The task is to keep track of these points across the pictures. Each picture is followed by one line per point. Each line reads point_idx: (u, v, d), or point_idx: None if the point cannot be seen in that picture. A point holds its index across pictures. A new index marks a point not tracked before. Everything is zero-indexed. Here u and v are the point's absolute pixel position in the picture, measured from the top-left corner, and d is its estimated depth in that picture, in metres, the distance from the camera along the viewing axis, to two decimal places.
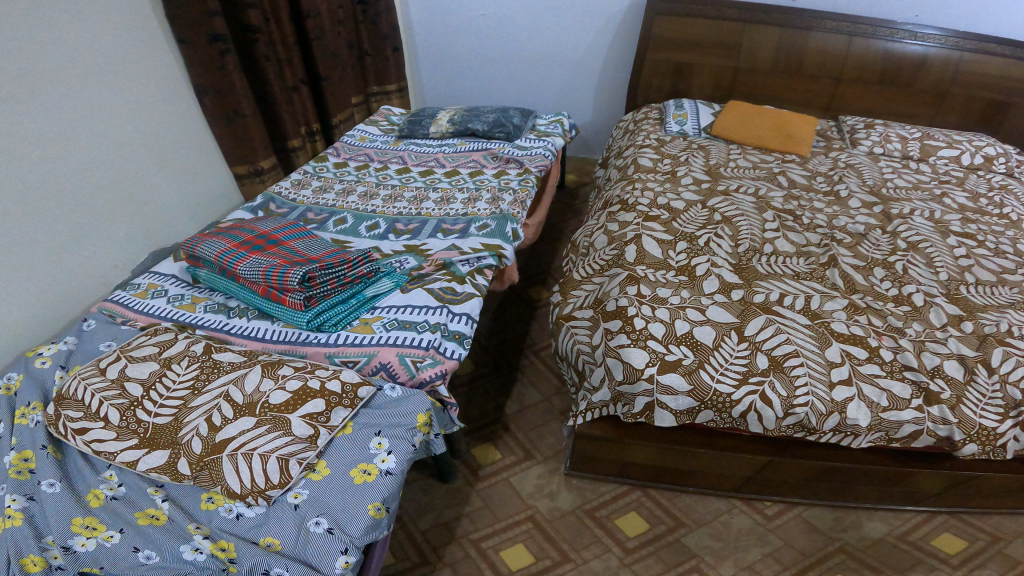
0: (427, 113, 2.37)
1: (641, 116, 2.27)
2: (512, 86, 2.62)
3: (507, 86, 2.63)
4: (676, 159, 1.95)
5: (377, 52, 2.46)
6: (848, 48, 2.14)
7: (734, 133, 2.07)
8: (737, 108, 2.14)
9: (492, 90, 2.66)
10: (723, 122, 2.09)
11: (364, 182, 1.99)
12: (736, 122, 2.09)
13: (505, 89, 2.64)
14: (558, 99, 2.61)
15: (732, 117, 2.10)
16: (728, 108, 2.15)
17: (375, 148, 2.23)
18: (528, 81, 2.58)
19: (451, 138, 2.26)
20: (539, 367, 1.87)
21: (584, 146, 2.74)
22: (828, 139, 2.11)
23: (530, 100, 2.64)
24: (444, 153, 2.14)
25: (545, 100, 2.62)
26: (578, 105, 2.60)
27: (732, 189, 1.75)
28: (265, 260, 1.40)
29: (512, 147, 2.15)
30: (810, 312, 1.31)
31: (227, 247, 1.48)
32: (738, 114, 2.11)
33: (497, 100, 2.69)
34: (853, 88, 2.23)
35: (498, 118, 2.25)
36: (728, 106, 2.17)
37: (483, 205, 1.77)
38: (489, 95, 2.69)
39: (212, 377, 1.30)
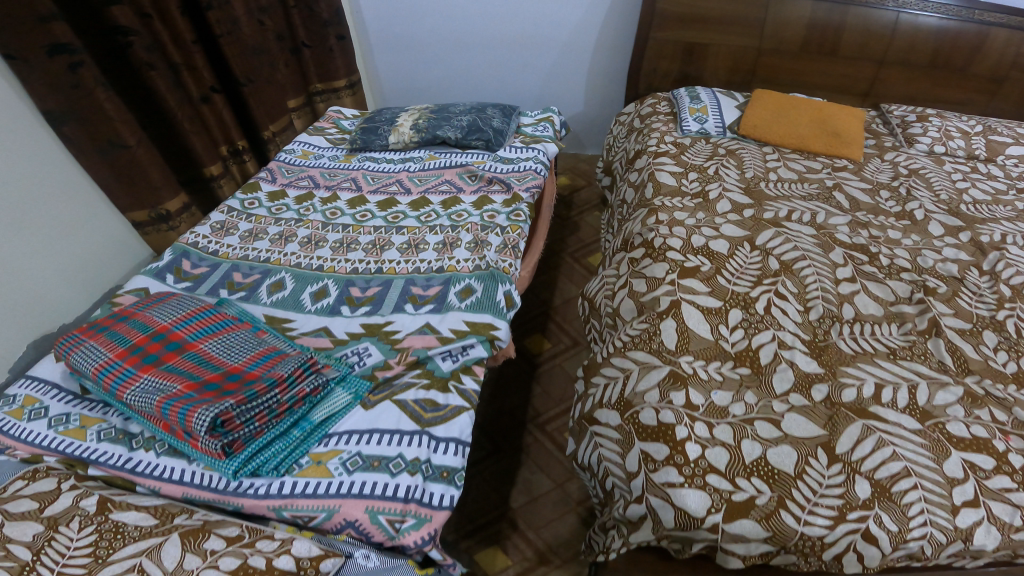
0: (388, 117, 1.88)
1: (649, 110, 1.86)
2: (485, 75, 2.14)
3: (479, 75, 2.14)
4: (702, 169, 1.56)
5: (316, 41, 1.95)
6: (896, 23, 1.72)
7: (767, 132, 1.68)
8: (766, 102, 1.74)
9: (461, 80, 2.17)
10: (753, 119, 1.70)
11: (307, 221, 1.55)
12: (768, 120, 1.69)
13: (478, 78, 2.15)
14: (543, 90, 2.14)
15: (762, 112, 1.71)
16: (756, 100, 1.75)
17: (321, 168, 1.77)
18: (504, 69, 2.10)
19: (416, 150, 1.80)
20: (546, 447, 1.54)
21: (576, 140, 2.28)
22: (875, 136, 1.75)
23: (508, 92, 2.18)
24: (409, 171, 1.69)
25: (526, 91, 2.15)
26: (567, 95, 2.14)
27: (778, 215, 1.39)
28: (162, 389, 1.09)
29: (495, 159, 1.69)
30: (920, 410, 1.05)
31: (110, 358, 1.16)
32: (768, 109, 1.72)
33: (469, 92, 2.21)
34: (899, 72, 1.83)
35: (474, 119, 1.80)
36: (754, 97, 1.77)
37: (464, 259, 1.35)
38: (458, 87, 2.20)
39: (115, 546, 0.89)
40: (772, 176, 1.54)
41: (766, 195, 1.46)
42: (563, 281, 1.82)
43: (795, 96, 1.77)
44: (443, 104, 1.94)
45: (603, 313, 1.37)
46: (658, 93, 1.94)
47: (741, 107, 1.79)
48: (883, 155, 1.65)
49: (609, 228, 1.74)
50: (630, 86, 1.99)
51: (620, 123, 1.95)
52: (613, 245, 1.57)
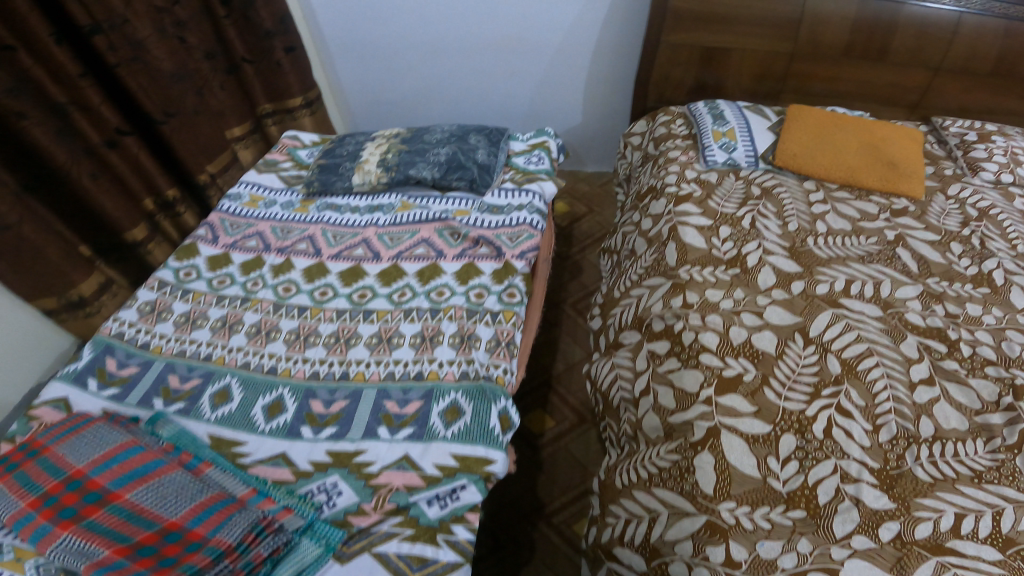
0: (348, 150, 1.55)
1: (663, 133, 1.56)
2: (464, 85, 1.80)
3: (457, 85, 1.80)
4: (733, 220, 1.28)
5: (258, 54, 1.61)
6: (959, 22, 1.40)
7: (808, 164, 1.39)
8: (806, 123, 1.44)
9: (437, 91, 1.83)
10: (792, 145, 1.40)
11: (254, 299, 1.33)
12: (810, 148, 1.40)
13: (457, 89, 1.82)
14: (534, 101, 1.81)
15: (802, 137, 1.41)
16: (792, 120, 1.45)
17: (274, 220, 1.48)
18: (487, 79, 1.77)
19: (385, 194, 1.49)
20: (554, 547, 1.33)
21: (576, 156, 1.97)
22: (930, 162, 1.47)
23: (493, 105, 1.85)
24: (378, 225, 1.41)
25: (514, 103, 1.82)
26: (562, 107, 1.81)
27: (844, 288, 1.15)
28: (83, 557, 0.87)
29: (480, 209, 1.39)
30: (1003, 539, 0.86)
31: (17, 508, 0.93)
32: (808, 132, 1.42)
33: (447, 105, 1.88)
34: (956, 80, 1.52)
35: (454, 151, 1.49)
36: (791, 115, 1.47)
37: (448, 363, 1.16)
38: (434, 98, 1.86)
39: None
40: (818, 227, 1.28)
41: (822, 258, 1.20)
42: (564, 341, 1.60)
43: (837, 114, 1.47)
44: (418, 127, 1.61)
45: (622, 418, 1.18)
46: (672, 107, 1.63)
47: (774, 128, 1.49)
48: (945, 190, 1.38)
49: (609, 278, 1.51)
50: (638, 98, 1.67)
51: (637, 147, 1.68)
52: (621, 316, 1.29)
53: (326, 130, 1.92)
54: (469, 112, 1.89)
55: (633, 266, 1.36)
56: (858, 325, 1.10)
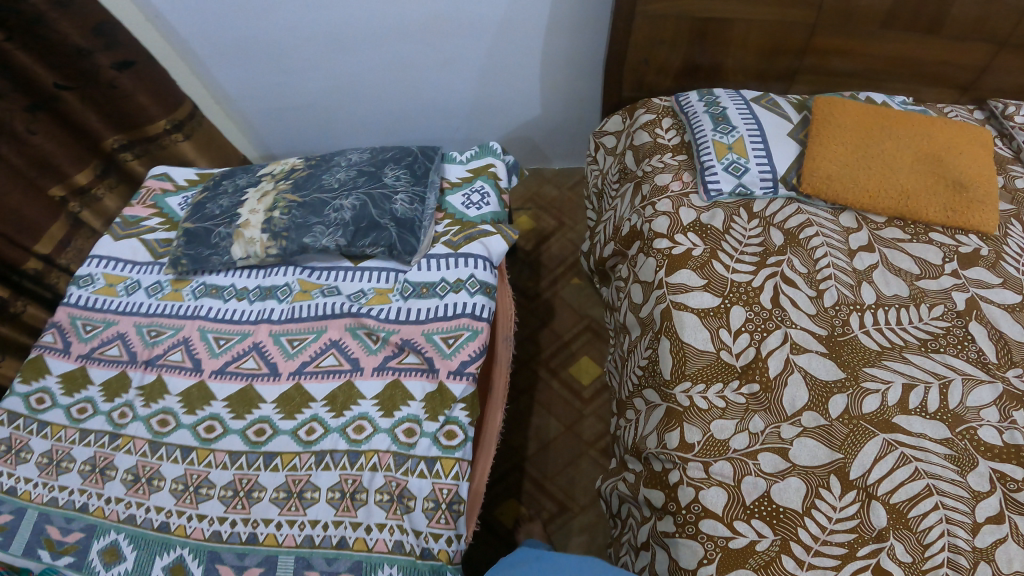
0: (223, 205, 1.13)
1: (647, 143, 1.15)
2: (378, 80, 1.34)
3: (370, 79, 1.33)
4: (749, 300, 0.94)
5: (80, 77, 1.12)
6: None
7: (845, 193, 1.03)
8: (839, 129, 1.05)
9: (346, 90, 1.37)
10: (823, 166, 1.03)
11: (122, 435, 1.05)
12: (846, 170, 1.03)
13: (371, 87, 1.36)
14: (476, 96, 1.36)
15: (835, 152, 1.03)
16: (821, 124, 1.06)
17: (138, 313, 1.12)
18: (410, 71, 1.31)
19: (279, 267, 1.11)
20: None
21: (539, 153, 1.53)
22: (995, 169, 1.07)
23: (424, 101, 1.39)
24: (271, 320, 1.06)
25: (451, 98, 1.37)
26: (513, 99, 1.36)
27: (901, 397, 0.87)
28: None
29: (406, 295, 1.03)
30: None
31: None
32: (842, 144, 1.04)
33: (365, 107, 1.42)
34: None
35: (364, 202, 1.07)
36: (818, 115, 1.07)
37: (377, 528, 0.90)
38: (345, 99, 1.40)
39: None
40: (852, 297, 0.94)
41: (874, 352, 0.90)
42: (538, 415, 1.28)
43: (881, 108, 1.07)
44: (321, 156, 1.18)
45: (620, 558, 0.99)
46: (654, 101, 1.20)
47: (796, 133, 1.10)
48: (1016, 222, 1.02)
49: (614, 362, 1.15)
50: (610, 89, 1.23)
51: (614, 153, 1.26)
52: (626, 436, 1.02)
53: (214, 152, 1.47)
54: (394, 113, 1.43)
55: (627, 348, 1.06)
56: (919, 460, 0.83)
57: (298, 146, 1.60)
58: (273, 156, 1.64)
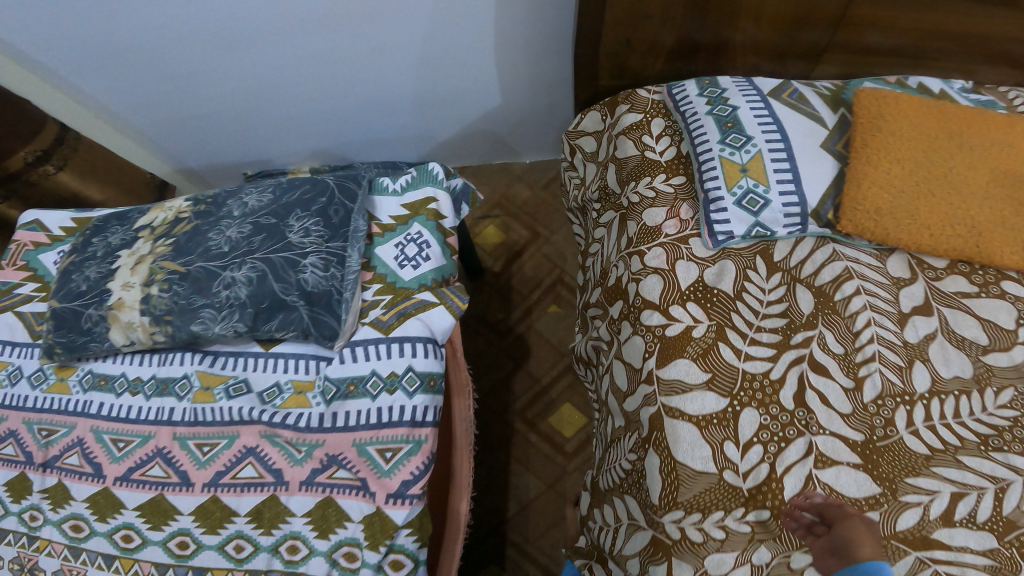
0: (90, 277, 0.89)
1: (632, 159, 0.91)
2: (294, 76, 1.08)
3: (284, 72, 1.07)
4: (764, 401, 0.74)
5: None
6: None
7: (897, 226, 0.78)
8: (892, 139, 0.79)
9: (259, 88, 1.11)
10: (870, 191, 0.78)
11: (38, 539, 0.89)
12: (900, 195, 0.78)
13: (288, 80, 1.09)
14: (418, 86, 1.10)
15: (886, 171, 0.79)
16: (868, 131, 0.80)
17: (24, 408, 0.94)
18: (330, 62, 1.04)
19: (175, 354, 0.94)
20: None
21: (504, 147, 1.30)
22: None
23: (360, 96, 1.13)
24: (173, 421, 0.91)
25: (389, 90, 1.11)
26: (466, 88, 1.11)
27: (946, 509, 0.67)
28: None
29: (330, 398, 0.85)
30: None
31: None
32: (896, 159, 0.79)
33: (285, 103, 1.17)
34: None
35: (263, 271, 0.82)
36: (865, 119, 0.81)
37: None
38: (261, 98, 1.14)
39: None
40: (897, 385, 0.74)
41: (921, 458, 0.70)
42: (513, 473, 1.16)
43: (950, 110, 0.81)
44: (211, 199, 0.91)
45: None
46: (640, 94, 0.94)
47: (834, 144, 0.84)
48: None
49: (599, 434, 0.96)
50: (584, 78, 0.96)
51: (598, 162, 1.01)
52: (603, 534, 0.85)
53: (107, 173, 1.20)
54: (321, 105, 1.17)
55: (610, 428, 0.89)
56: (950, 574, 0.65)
57: (216, 153, 1.34)
58: (190, 168, 1.38)
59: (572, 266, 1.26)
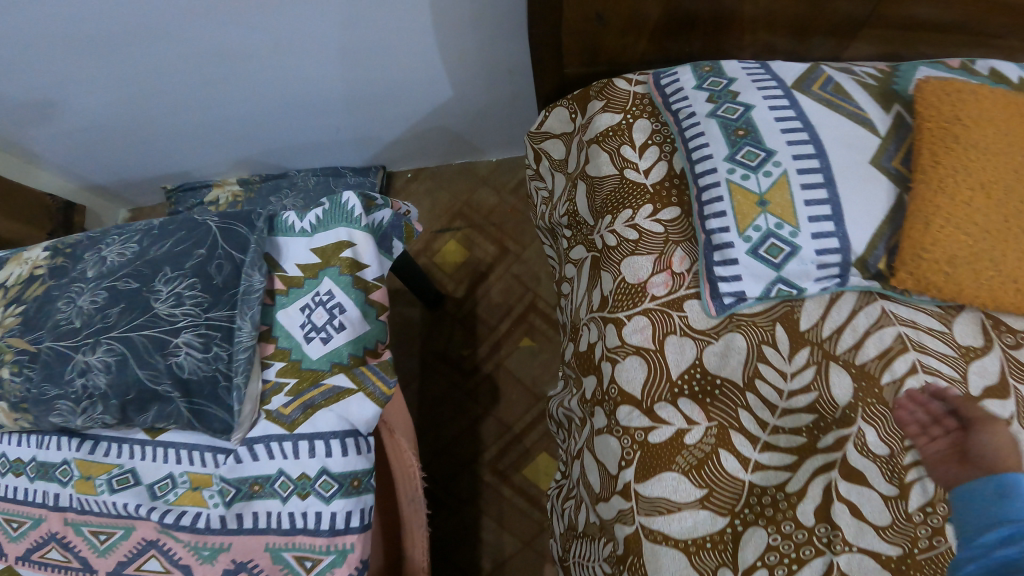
0: None
1: (604, 183, 0.68)
2: (194, 71, 0.87)
3: (182, 69, 0.87)
4: (775, 518, 0.56)
5: None
6: None
7: (985, 285, 0.54)
8: (977, 154, 0.54)
9: (159, 91, 0.91)
10: (946, 234, 0.53)
11: None
12: (990, 238, 0.53)
13: (196, 82, 0.90)
14: (355, 86, 0.91)
15: (971, 203, 0.53)
16: (940, 143, 0.55)
17: None
18: (234, 53, 0.83)
19: (52, 435, 0.78)
20: None
21: (464, 144, 1.11)
22: None
23: (281, 92, 0.93)
24: (65, 504, 0.76)
25: (321, 90, 0.92)
26: (412, 81, 0.91)
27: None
28: None
29: (229, 500, 0.69)
30: None
31: None
32: (984, 184, 0.53)
33: (193, 106, 0.96)
34: None
35: (121, 355, 0.64)
36: (935, 125, 0.56)
37: None
38: (167, 102, 0.94)
39: None
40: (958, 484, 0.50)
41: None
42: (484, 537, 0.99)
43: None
44: (73, 248, 0.73)
45: None
46: (618, 86, 0.71)
47: (890, 159, 0.58)
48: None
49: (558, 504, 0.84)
50: (547, 66, 0.74)
51: (567, 173, 0.78)
52: None
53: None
54: (235, 105, 0.96)
55: (581, 523, 0.73)
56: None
57: (123, 166, 1.12)
58: (98, 181, 1.17)
59: (546, 290, 1.10)
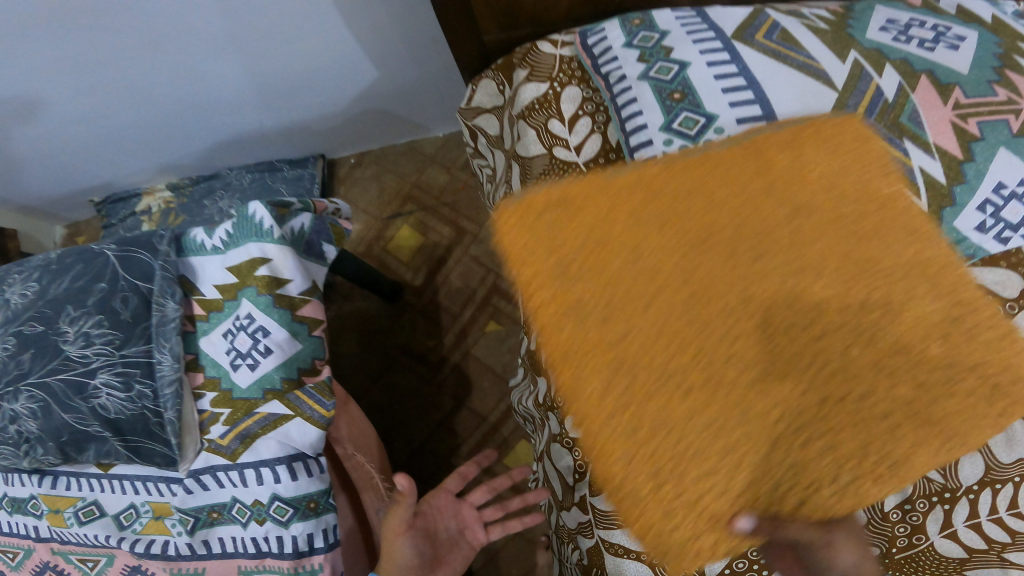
0: None
1: (537, 162, 0.61)
2: (62, 75, 0.77)
3: (51, 74, 0.76)
4: None
5: None
6: None
7: (821, 434, 0.34)
8: (705, 242, 0.38)
9: (36, 102, 0.81)
10: (577, 380, 0.38)
11: None
12: (710, 379, 0.35)
13: (72, 86, 0.79)
14: (259, 71, 0.82)
15: (625, 343, 0.37)
16: (552, 240, 0.40)
17: None
18: (105, 50, 0.74)
19: (15, 473, 0.75)
20: None
21: (404, 122, 1.01)
22: None
23: (178, 87, 0.83)
24: (45, 537, 0.75)
25: (210, 78, 0.82)
26: (316, 59, 0.81)
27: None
28: None
29: (191, 529, 0.65)
30: None
31: None
32: (689, 295, 0.37)
33: (84, 113, 0.86)
34: None
35: (45, 405, 0.60)
36: (591, 212, 0.40)
37: None
38: (49, 113, 0.84)
39: None
40: (933, 480, 0.54)
41: (952, 562, 0.57)
42: None
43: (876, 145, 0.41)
44: None
45: None
46: (542, 50, 0.63)
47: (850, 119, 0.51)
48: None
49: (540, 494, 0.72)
50: (460, 31, 0.66)
51: (503, 151, 0.70)
52: None
53: None
54: (130, 108, 0.86)
55: (553, 530, 0.68)
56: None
57: (39, 189, 1.04)
58: (21, 207, 1.08)
59: (508, 270, 1.04)
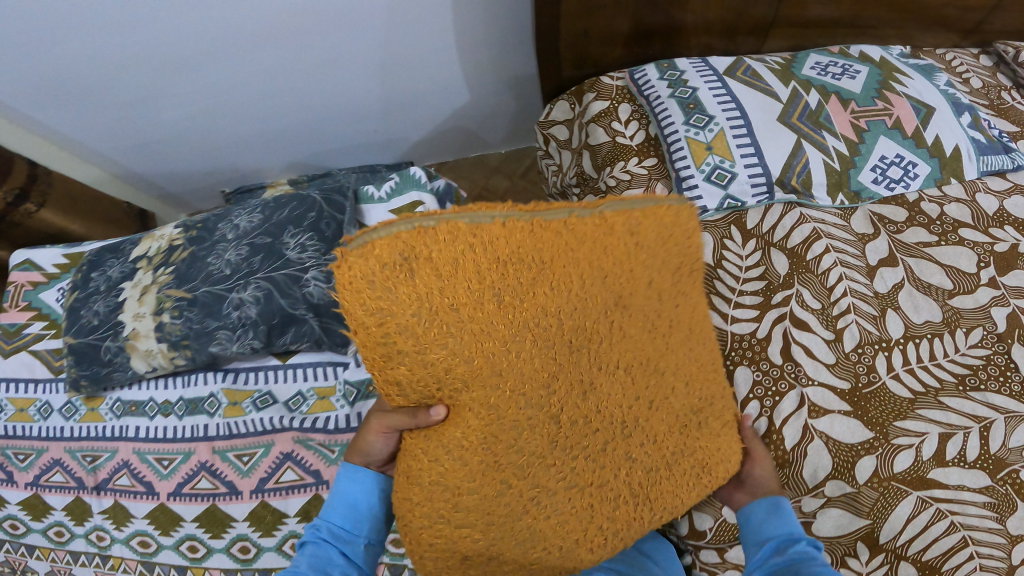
0: (100, 310, 0.94)
1: (603, 141, 0.96)
2: (257, 94, 1.09)
3: (247, 90, 1.08)
4: (756, 358, 0.80)
5: None
6: None
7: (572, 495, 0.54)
8: (581, 346, 0.52)
9: (226, 110, 1.13)
10: (423, 441, 0.52)
11: (108, 558, 0.94)
12: (532, 472, 0.52)
13: (255, 99, 1.11)
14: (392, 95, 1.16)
15: (491, 437, 0.51)
16: (434, 303, 0.46)
17: (64, 438, 1.00)
18: (293, 75, 1.06)
19: (198, 374, 0.98)
20: None
21: (479, 141, 1.38)
22: (983, 119, 0.96)
23: (330, 105, 1.17)
24: (211, 436, 0.94)
25: (355, 99, 1.16)
26: (433, 88, 1.17)
27: (937, 450, 0.75)
28: None
29: (352, 399, 0.92)
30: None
31: None
32: (544, 402, 0.52)
33: (254, 120, 1.18)
34: None
35: (267, 292, 0.85)
36: (478, 266, 0.47)
37: None
38: (231, 120, 1.16)
39: None
40: (873, 333, 0.80)
41: (905, 401, 0.77)
42: None
43: (695, 242, 0.56)
44: (203, 223, 0.94)
45: None
46: (605, 81, 1.01)
47: (791, 116, 0.90)
48: (985, 184, 0.94)
49: None
50: (550, 69, 1.04)
51: (572, 147, 1.05)
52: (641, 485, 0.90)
53: (88, 211, 1.23)
54: (287, 118, 1.18)
55: None
56: (953, 512, 0.73)
57: (191, 178, 1.37)
58: (166, 192, 1.42)
59: None
